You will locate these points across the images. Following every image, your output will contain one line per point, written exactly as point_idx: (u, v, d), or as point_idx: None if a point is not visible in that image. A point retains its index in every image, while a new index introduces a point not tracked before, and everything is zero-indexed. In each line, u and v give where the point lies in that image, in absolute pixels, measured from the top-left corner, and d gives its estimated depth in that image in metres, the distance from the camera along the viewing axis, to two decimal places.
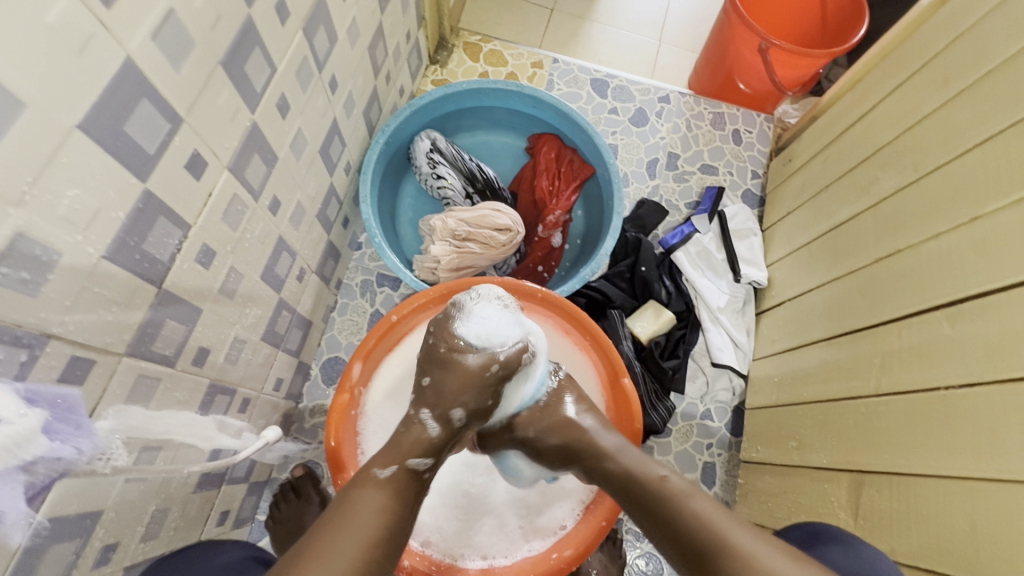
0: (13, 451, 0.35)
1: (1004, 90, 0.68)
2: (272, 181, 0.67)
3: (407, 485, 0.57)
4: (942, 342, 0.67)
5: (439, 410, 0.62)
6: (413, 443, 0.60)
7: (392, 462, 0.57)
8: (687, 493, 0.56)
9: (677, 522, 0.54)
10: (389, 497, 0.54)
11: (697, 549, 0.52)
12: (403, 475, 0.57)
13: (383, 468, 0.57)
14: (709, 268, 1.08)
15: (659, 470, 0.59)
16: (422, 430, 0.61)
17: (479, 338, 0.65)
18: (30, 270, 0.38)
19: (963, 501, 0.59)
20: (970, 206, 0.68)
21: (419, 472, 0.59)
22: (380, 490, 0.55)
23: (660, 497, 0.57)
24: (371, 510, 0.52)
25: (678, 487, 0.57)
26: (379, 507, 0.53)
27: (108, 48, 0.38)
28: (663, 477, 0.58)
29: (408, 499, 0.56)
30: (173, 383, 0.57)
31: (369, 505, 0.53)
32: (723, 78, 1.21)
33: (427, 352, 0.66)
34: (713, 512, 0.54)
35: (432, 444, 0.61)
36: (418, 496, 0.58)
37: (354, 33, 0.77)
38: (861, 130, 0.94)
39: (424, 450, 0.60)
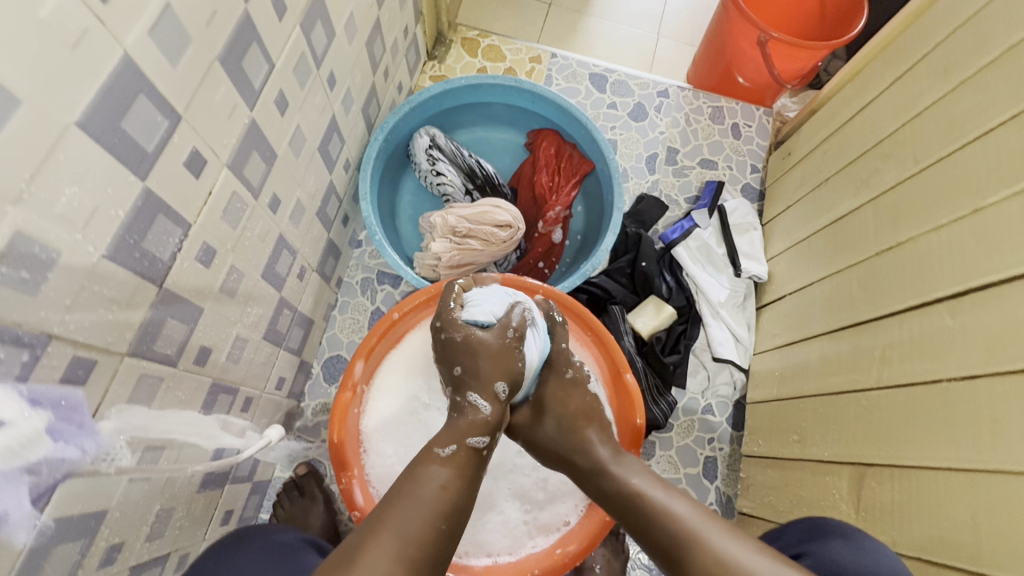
0: (18, 453, 0.36)
1: (1004, 81, 0.67)
2: (271, 178, 0.67)
3: (469, 462, 0.56)
4: (944, 334, 0.67)
5: (484, 389, 0.62)
6: (470, 424, 0.59)
7: (449, 442, 0.56)
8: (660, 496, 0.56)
9: (652, 526, 0.54)
10: (454, 473, 0.54)
11: (675, 551, 0.52)
12: (464, 451, 0.56)
13: (444, 447, 0.56)
14: (709, 262, 1.08)
15: (631, 477, 0.59)
16: (474, 409, 0.60)
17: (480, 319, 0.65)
18: (29, 269, 0.37)
19: (964, 492, 0.60)
20: (972, 197, 0.68)
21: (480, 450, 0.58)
22: (445, 467, 0.54)
23: (636, 504, 0.56)
24: (436, 487, 0.52)
25: (654, 493, 0.56)
26: (443, 485, 0.52)
27: (104, 43, 0.38)
28: (636, 485, 0.58)
29: (471, 476, 0.55)
30: (176, 383, 0.57)
31: (435, 480, 0.52)
32: (722, 72, 1.20)
33: (446, 347, 0.65)
34: (687, 512, 0.54)
35: (488, 422, 0.60)
36: (478, 471, 0.57)
37: (352, 29, 0.77)
38: (862, 123, 0.93)
39: (481, 427, 0.59)
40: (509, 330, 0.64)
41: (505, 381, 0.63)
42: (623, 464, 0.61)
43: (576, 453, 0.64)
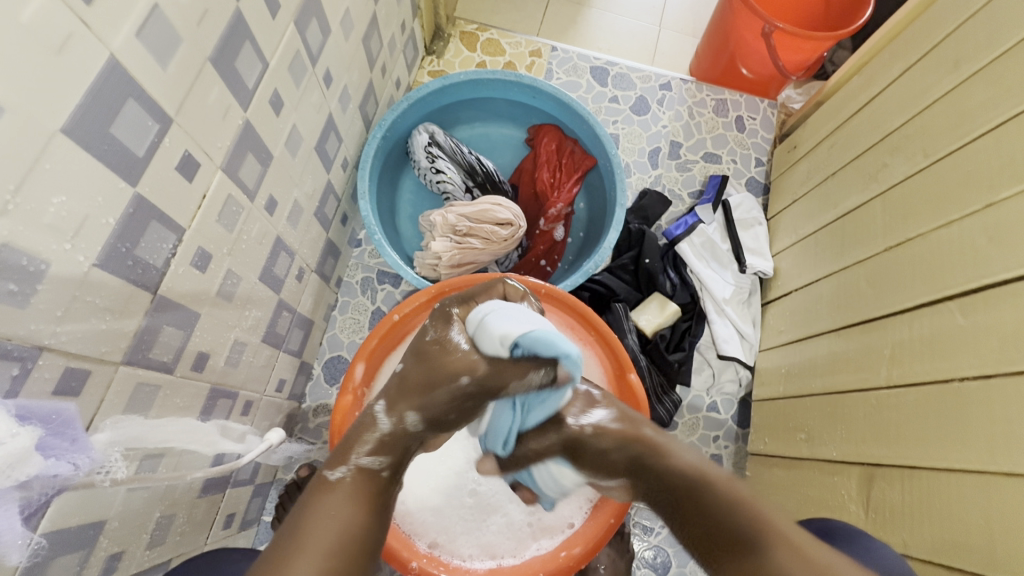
0: (6, 472, 0.35)
1: (1020, 71, 0.65)
2: (268, 180, 0.65)
3: (361, 486, 0.52)
4: (955, 332, 0.66)
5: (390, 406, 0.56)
6: (365, 441, 0.55)
7: (341, 464, 0.53)
8: (763, 507, 0.53)
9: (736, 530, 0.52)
10: (344, 504, 0.49)
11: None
12: (357, 476, 0.52)
13: (333, 471, 0.52)
14: (714, 258, 1.07)
15: (723, 472, 0.57)
16: (371, 424, 0.56)
17: (480, 339, 0.55)
18: (18, 282, 0.36)
19: (977, 496, 0.59)
20: (983, 193, 0.66)
21: (376, 472, 0.53)
22: (335, 492, 0.50)
23: (718, 493, 0.55)
24: (323, 523, 0.46)
25: (748, 494, 0.54)
26: (332, 517, 0.47)
27: (89, 46, 0.37)
28: (730, 479, 0.56)
29: (362, 501, 0.50)
30: (174, 390, 0.56)
31: (321, 513, 0.47)
32: (726, 64, 1.18)
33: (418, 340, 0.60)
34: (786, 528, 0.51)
35: (383, 441, 0.55)
36: (377, 497, 0.52)
37: (348, 25, 0.75)
38: (870, 115, 0.91)
39: (379, 450, 0.54)
40: (462, 379, 0.55)
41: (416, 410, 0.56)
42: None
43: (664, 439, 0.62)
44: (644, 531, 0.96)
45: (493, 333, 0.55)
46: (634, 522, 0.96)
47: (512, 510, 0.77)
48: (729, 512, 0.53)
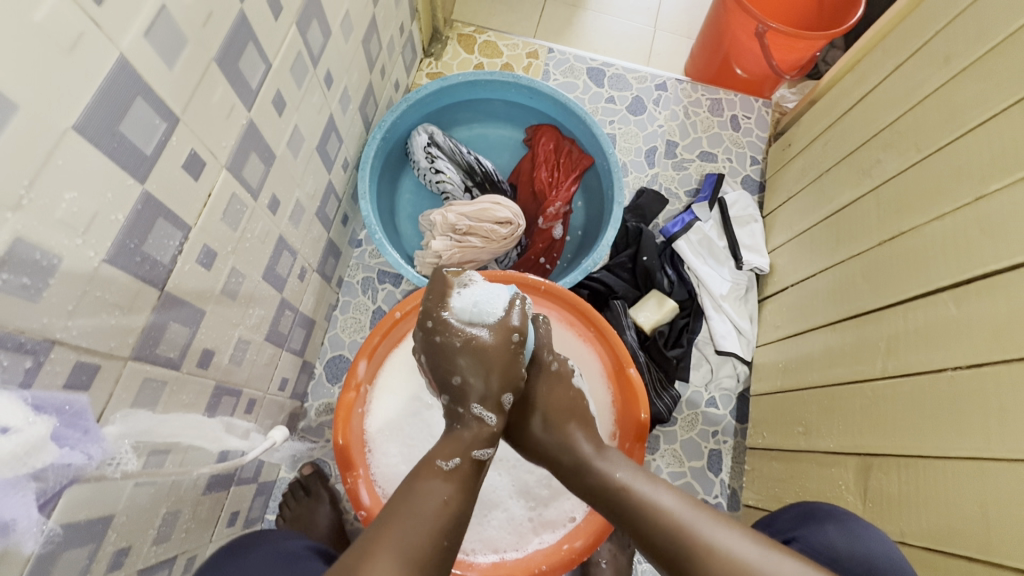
0: (23, 460, 0.36)
1: (1008, 66, 0.67)
2: (270, 179, 0.66)
3: (471, 476, 0.57)
4: (949, 323, 0.67)
5: (486, 401, 0.62)
6: (476, 435, 0.60)
7: (453, 455, 0.58)
8: (663, 500, 0.54)
9: (648, 532, 0.53)
10: (456, 489, 0.55)
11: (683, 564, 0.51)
12: (468, 466, 0.58)
13: (446, 461, 0.57)
14: (710, 255, 1.08)
15: (620, 475, 0.58)
16: (479, 422, 0.61)
17: (482, 313, 0.63)
18: (30, 276, 0.37)
19: (972, 482, 0.60)
20: (975, 185, 0.68)
21: (481, 462, 0.60)
22: (448, 481, 0.55)
23: (621, 503, 0.56)
24: (438, 504, 0.52)
25: (643, 492, 0.56)
26: (443, 501, 0.53)
27: (100, 46, 0.38)
28: (623, 484, 0.57)
29: (471, 489, 0.56)
30: (179, 386, 0.57)
31: (436, 496, 0.53)
32: (720, 64, 1.20)
33: (448, 353, 0.62)
34: (685, 515, 0.53)
35: (492, 434, 0.61)
36: (477, 484, 0.58)
37: (348, 27, 0.76)
38: (863, 112, 0.93)
39: (484, 440, 0.60)
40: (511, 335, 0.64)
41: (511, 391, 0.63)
42: (610, 452, 0.61)
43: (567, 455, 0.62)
44: None
45: (481, 301, 0.64)
46: None
47: (514, 504, 0.77)
48: (639, 518, 0.54)
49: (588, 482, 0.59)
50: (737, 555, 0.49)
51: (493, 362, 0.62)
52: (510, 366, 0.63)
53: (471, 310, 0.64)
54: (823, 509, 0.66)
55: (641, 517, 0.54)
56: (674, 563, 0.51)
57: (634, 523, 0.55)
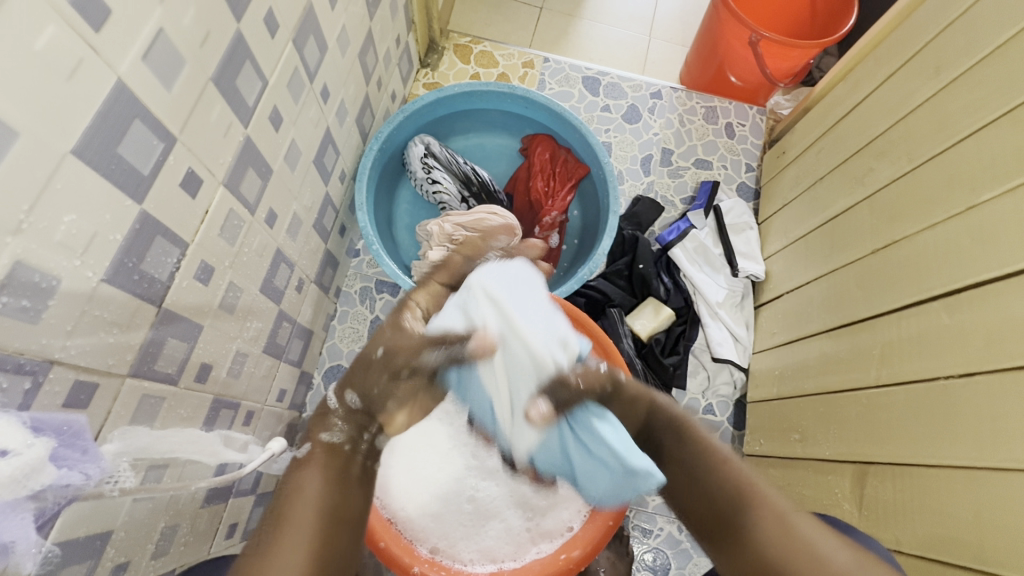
0: (22, 482, 0.35)
1: (998, 76, 0.68)
2: (268, 194, 0.67)
3: (328, 458, 0.53)
4: (941, 331, 0.67)
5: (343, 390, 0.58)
6: (325, 419, 0.56)
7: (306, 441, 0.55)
8: (741, 465, 0.54)
9: (714, 483, 0.53)
10: (306, 470, 0.51)
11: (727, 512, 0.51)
12: (323, 450, 0.53)
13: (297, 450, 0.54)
14: (707, 262, 1.08)
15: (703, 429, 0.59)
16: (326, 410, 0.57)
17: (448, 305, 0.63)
18: (30, 298, 0.38)
19: (965, 490, 0.60)
20: (966, 195, 0.68)
21: (333, 443, 0.54)
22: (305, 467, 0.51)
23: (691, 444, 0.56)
24: (293, 491, 0.49)
25: (723, 452, 0.55)
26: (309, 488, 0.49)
27: (99, 70, 0.38)
28: (708, 435, 0.58)
29: (332, 468, 0.52)
30: (178, 401, 0.57)
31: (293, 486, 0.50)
32: (714, 72, 1.21)
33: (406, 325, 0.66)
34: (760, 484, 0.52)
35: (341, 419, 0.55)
36: (343, 464, 0.53)
37: (344, 41, 0.77)
38: (856, 120, 0.94)
39: (331, 421, 0.55)
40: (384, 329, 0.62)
41: (355, 390, 0.57)
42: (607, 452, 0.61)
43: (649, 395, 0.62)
44: (643, 533, 0.97)
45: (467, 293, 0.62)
46: (633, 524, 0.97)
47: (510, 515, 0.77)
48: (708, 467, 0.54)
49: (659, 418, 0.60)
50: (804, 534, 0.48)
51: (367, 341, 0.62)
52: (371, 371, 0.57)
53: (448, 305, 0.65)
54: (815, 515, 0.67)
55: (712, 471, 0.54)
56: (725, 517, 0.51)
57: (698, 469, 0.55)
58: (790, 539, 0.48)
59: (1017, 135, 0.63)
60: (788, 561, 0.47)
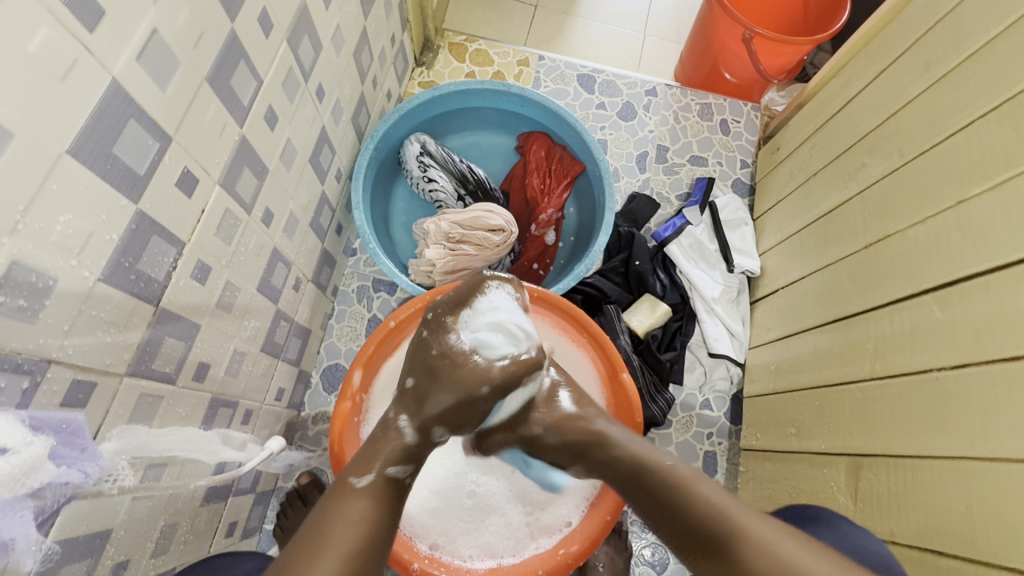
0: (21, 480, 0.35)
1: (987, 71, 0.68)
2: (264, 193, 0.67)
3: (387, 491, 0.55)
4: (933, 325, 0.68)
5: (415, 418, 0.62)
6: (389, 451, 0.58)
7: (367, 470, 0.56)
8: (703, 486, 0.54)
9: (685, 514, 0.53)
10: (369, 505, 0.52)
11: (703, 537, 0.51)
12: (384, 483, 0.56)
13: (360, 477, 0.55)
14: (702, 259, 1.09)
15: (663, 458, 0.59)
16: (398, 437, 0.60)
17: (474, 338, 0.64)
18: (27, 297, 0.38)
19: (958, 483, 0.61)
20: (956, 189, 0.69)
21: (400, 480, 0.57)
22: (362, 498, 0.53)
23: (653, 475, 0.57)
24: (349, 522, 0.50)
25: (689, 477, 0.56)
26: (358, 518, 0.51)
27: (94, 71, 0.39)
28: (669, 464, 0.57)
29: (389, 505, 0.54)
30: (176, 400, 0.57)
31: (348, 514, 0.51)
32: (709, 68, 1.21)
33: (420, 354, 0.65)
34: (728, 504, 0.53)
35: (409, 450, 0.60)
36: (399, 503, 0.56)
37: (339, 40, 0.77)
38: (848, 116, 0.94)
39: (401, 457, 0.58)
40: (431, 348, 0.64)
41: (442, 425, 0.62)
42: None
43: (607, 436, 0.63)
44: (641, 528, 0.98)
45: (495, 329, 0.64)
46: (631, 520, 0.98)
47: (509, 509, 0.78)
48: (677, 499, 0.54)
49: (621, 466, 0.60)
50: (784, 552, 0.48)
51: (415, 365, 0.64)
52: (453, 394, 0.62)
53: (476, 329, 0.64)
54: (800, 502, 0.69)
55: (673, 496, 0.54)
56: (710, 551, 0.51)
57: (672, 505, 0.54)
58: (767, 552, 0.48)
59: (1004, 131, 0.64)
60: None
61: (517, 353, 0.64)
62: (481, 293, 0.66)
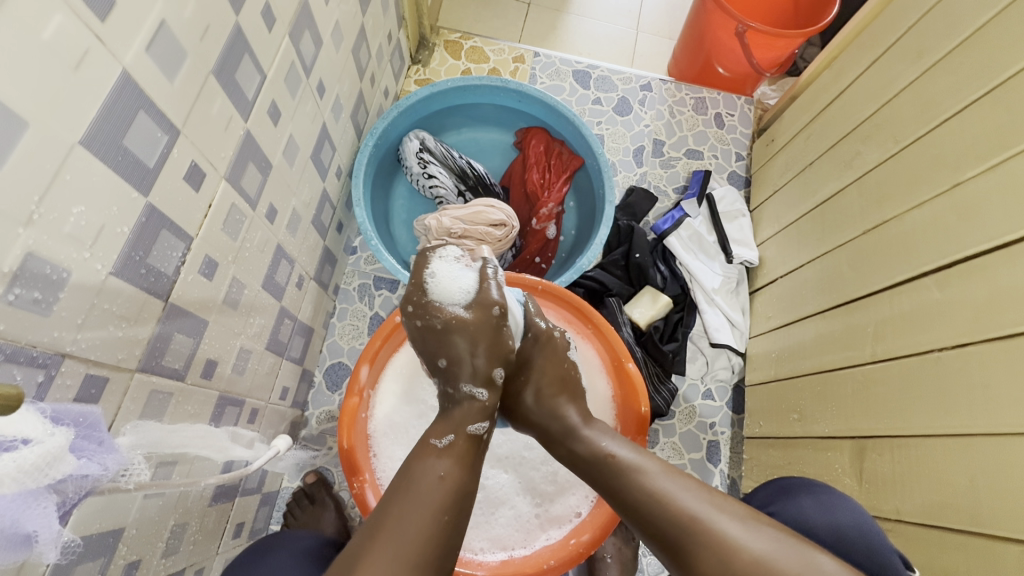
0: (46, 471, 0.34)
1: (978, 59, 0.70)
2: (268, 189, 0.67)
3: (468, 450, 0.55)
4: (933, 306, 0.69)
5: (476, 377, 0.60)
6: (466, 412, 0.58)
7: (446, 432, 0.55)
8: (645, 469, 0.54)
9: (628, 500, 0.53)
10: (453, 463, 0.52)
11: (649, 522, 0.51)
12: (462, 442, 0.55)
13: (440, 438, 0.54)
14: (701, 250, 1.10)
15: (606, 443, 0.58)
16: (472, 400, 0.59)
17: (457, 294, 0.63)
18: (41, 290, 0.37)
19: (963, 459, 0.62)
20: (951, 173, 0.70)
21: (480, 437, 0.57)
22: (444, 455, 0.53)
23: (600, 468, 0.56)
24: (435, 479, 0.50)
25: (631, 463, 0.55)
26: (442, 475, 0.51)
27: (104, 61, 0.38)
28: (610, 453, 0.57)
29: (471, 463, 0.54)
30: (185, 397, 0.57)
31: (433, 472, 0.51)
32: (702, 64, 1.22)
33: (432, 338, 0.62)
34: (669, 486, 0.52)
35: (485, 407, 0.59)
36: (479, 460, 0.56)
37: (338, 36, 0.77)
38: (841, 107, 0.96)
39: (479, 414, 0.58)
40: (435, 324, 0.62)
41: (500, 364, 0.62)
42: (595, 427, 0.61)
43: (562, 420, 0.63)
44: None
45: (465, 275, 0.64)
46: None
47: (519, 501, 0.78)
48: (623, 486, 0.54)
49: (576, 460, 0.59)
50: (726, 532, 0.47)
51: (431, 351, 0.62)
52: (487, 337, 0.62)
53: (449, 290, 0.63)
54: (807, 483, 0.70)
55: (620, 483, 0.54)
56: (657, 529, 0.50)
57: (618, 493, 0.54)
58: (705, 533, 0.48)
59: (997, 115, 0.65)
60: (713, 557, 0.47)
61: (498, 277, 0.67)
62: (430, 260, 0.65)
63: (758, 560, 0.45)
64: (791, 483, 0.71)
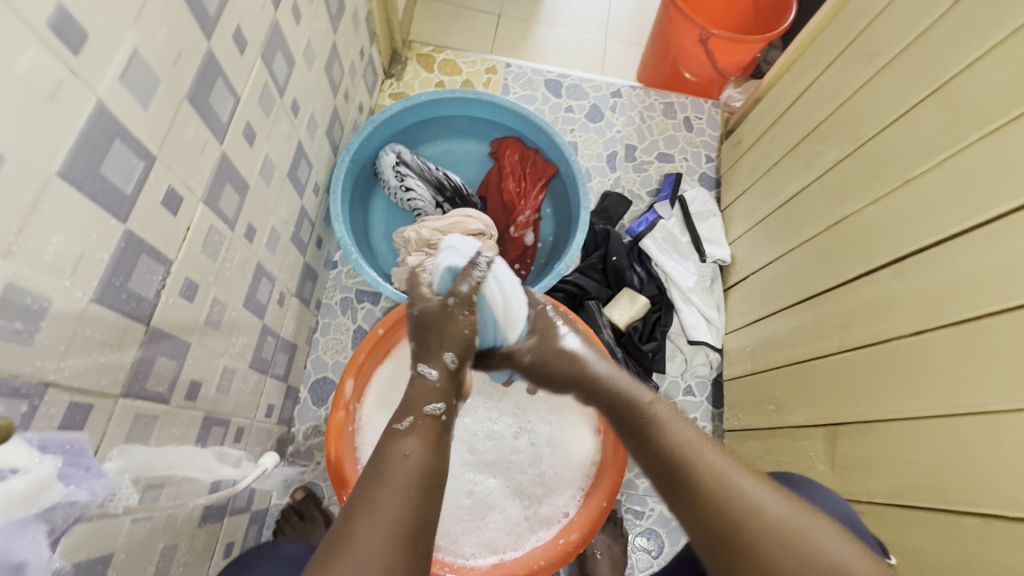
0: (34, 499, 0.35)
1: (924, 61, 0.74)
2: (246, 209, 0.67)
3: (432, 429, 0.50)
4: (892, 296, 0.73)
5: (429, 359, 0.58)
6: (422, 394, 0.53)
7: (406, 414, 0.51)
8: (677, 426, 0.52)
9: (655, 446, 0.51)
10: (419, 442, 0.48)
11: (672, 471, 0.49)
12: (423, 423, 0.50)
13: (400, 421, 0.50)
14: (676, 251, 1.13)
15: (645, 395, 0.57)
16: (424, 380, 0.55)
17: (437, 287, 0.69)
18: (23, 320, 0.38)
19: (929, 440, 0.65)
20: (902, 170, 0.75)
21: (441, 417, 0.52)
22: (406, 436, 0.48)
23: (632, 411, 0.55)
24: (399, 458, 0.46)
25: (665, 414, 0.54)
26: (408, 454, 0.46)
27: (78, 92, 0.39)
28: (649, 401, 0.56)
29: (438, 442, 0.49)
30: (170, 419, 0.57)
31: (395, 452, 0.46)
32: (669, 70, 1.26)
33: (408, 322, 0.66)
34: (700, 444, 0.50)
35: (441, 388, 0.55)
36: (445, 438, 0.51)
37: (310, 55, 0.79)
38: (801, 108, 1.00)
39: (434, 394, 0.54)
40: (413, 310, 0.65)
41: (452, 349, 0.59)
42: None
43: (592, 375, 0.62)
44: (636, 516, 0.98)
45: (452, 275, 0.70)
46: (626, 507, 0.99)
47: (508, 505, 0.79)
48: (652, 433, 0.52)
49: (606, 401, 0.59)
50: (750, 493, 0.44)
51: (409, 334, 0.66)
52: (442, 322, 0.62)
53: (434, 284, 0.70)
54: (785, 473, 0.73)
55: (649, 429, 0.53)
56: (677, 488, 0.47)
57: (647, 438, 0.52)
58: (726, 492, 0.45)
59: (943, 113, 0.70)
60: (727, 514, 0.44)
61: (481, 276, 0.68)
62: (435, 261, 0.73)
63: (775, 525, 0.42)
64: (769, 475, 0.74)
